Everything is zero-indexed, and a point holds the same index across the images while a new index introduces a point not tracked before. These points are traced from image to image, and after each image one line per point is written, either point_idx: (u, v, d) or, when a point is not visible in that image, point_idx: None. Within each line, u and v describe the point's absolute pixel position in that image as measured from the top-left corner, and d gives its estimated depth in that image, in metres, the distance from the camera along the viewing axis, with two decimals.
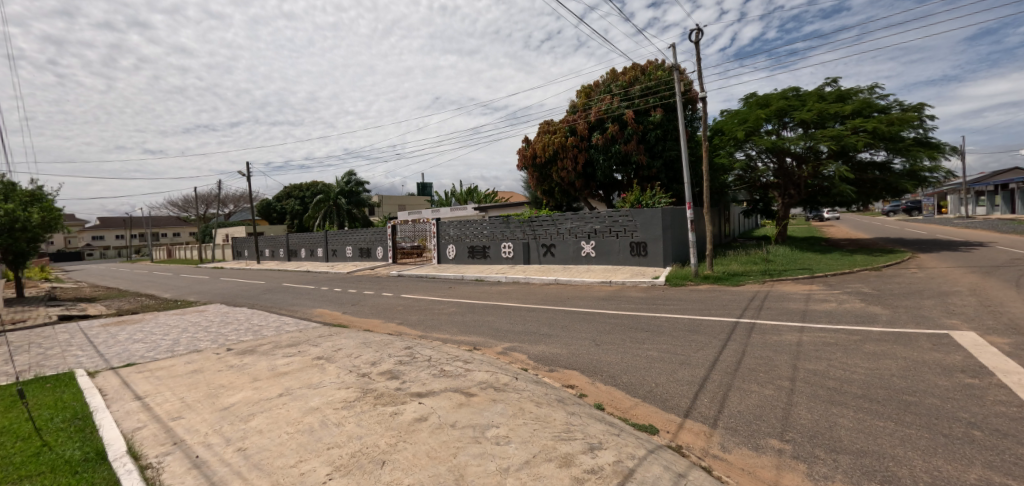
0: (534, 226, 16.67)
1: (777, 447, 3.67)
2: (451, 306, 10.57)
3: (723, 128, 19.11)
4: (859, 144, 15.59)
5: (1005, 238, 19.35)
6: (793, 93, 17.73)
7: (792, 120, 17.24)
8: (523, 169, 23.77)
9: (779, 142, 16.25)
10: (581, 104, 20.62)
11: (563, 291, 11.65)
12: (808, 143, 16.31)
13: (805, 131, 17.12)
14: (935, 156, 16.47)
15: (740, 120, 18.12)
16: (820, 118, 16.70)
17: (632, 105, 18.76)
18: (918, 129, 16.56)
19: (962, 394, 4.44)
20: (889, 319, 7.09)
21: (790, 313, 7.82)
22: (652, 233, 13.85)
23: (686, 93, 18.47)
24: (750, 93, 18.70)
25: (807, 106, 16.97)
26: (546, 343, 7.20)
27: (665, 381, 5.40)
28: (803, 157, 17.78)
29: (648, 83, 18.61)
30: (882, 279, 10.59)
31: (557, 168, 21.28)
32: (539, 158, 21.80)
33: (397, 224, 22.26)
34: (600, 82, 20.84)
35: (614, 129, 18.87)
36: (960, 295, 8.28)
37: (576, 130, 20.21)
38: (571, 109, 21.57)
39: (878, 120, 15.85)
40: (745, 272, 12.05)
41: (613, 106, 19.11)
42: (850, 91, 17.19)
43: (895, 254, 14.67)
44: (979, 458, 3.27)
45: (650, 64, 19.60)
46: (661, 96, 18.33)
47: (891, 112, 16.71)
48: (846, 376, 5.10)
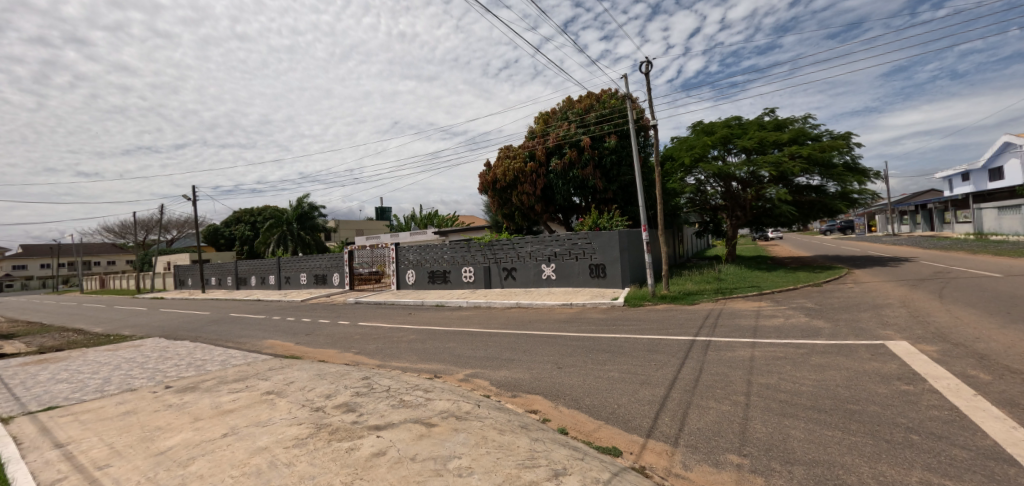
0: (494, 250, 16.66)
1: (736, 462, 3.74)
2: (410, 333, 10.24)
3: (673, 154, 20.12)
4: (795, 170, 16.87)
5: (927, 254, 21.14)
6: (735, 122, 19.01)
7: (735, 146, 18.41)
8: (483, 193, 23.90)
9: (724, 168, 17.31)
10: (540, 130, 21.10)
11: (524, 315, 11.64)
12: (750, 168, 17.47)
13: (748, 157, 18.28)
14: (863, 180, 17.95)
15: (688, 147, 19.24)
16: (761, 145, 17.93)
17: (588, 131, 19.40)
18: (847, 155, 18.06)
19: (901, 400, 4.74)
20: (831, 332, 7.50)
21: (743, 330, 8.13)
22: (610, 254, 14.21)
23: (639, 120, 19.32)
24: (697, 121, 19.91)
25: (748, 134, 18.22)
26: (508, 368, 7.09)
27: (628, 401, 5.44)
28: (747, 182, 18.94)
29: (603, 111, 19.31)
30: (822, 294, 11.26)
31: (517, 192, 21.56)
32: (500, 182, 22.02)
33: (354, 249, 21.51)
34: (557, 109, 21.47)
35: (571, 155, 19.42)
36: (891, 307, 8.94)
37: (536, 156, 20.66)
38: (529, 135, 22.05)
39: (812, 148, 17.19)
40: (699, 291, 12.50)
41: (570, 132, 19.67)
42: (786, 121, 18.59)
43: (832, 271, 15.71)
44: (919, 461, 3.49)
45: (605, 93, 20.43)
46: (615, 123, 19.04)
47: (823, 140, 18.17)
48: (795, 388, 5.32)
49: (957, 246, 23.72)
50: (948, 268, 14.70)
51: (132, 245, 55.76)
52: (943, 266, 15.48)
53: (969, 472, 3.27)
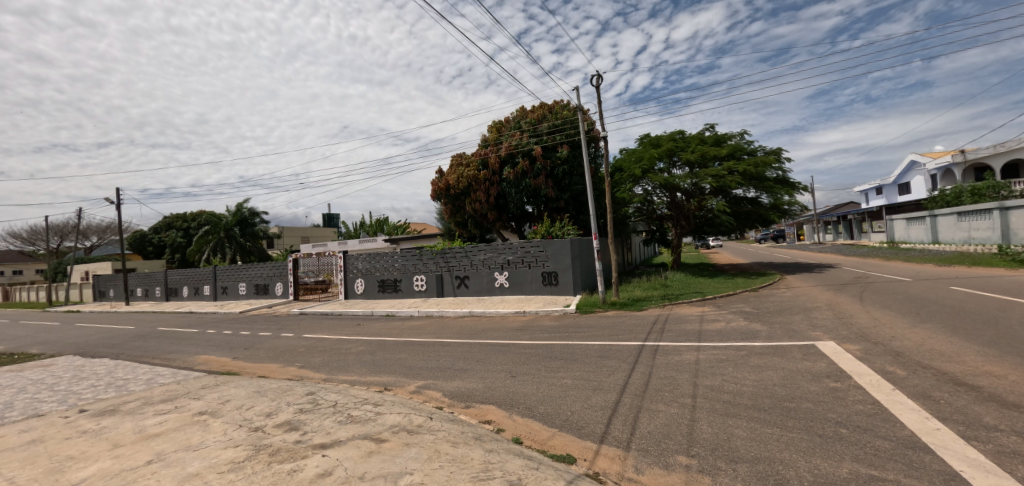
0: (447, 258, 16.47)
1: (685, 463, 3.86)
2: (359, 345, 9.83)
3: (622, 165, 20.87)
4: (733, 183, 18.00)
5: (848, 261, 23.16)
6: (679, 136, 20.02)
7: (679, 159, 19.39)
8: (436, 200, 23.63)
9: (669, 179, 18.19)
10: (493, 139, 21.25)
11: (477, 323, 11.54)
12: (693, 180, 18.47)
13: (691, 170, 19.30)
14: (792, 193, 19.43)
15: (636, 159, 20.02)
16: (703, 159, 18.99)
17: (541, 141, 19.72)
18: (778, 170, 19.49)
19: (831, 396, 5.09)
20: (767, 334, 7.98)
21: (688, 334, 8.48)
22: (561, 262, 14.44)
23: (589, 132, 19.89)
24: (644, 134, 20.80)
25: (691, 148, 19.26)
26: (462, 379, 6.96)
27: (581, 408, 5.48)
28: (690, 193, 20.00)
29: (555, 121, 19.72)
30: (759, 299, 11.99)
31: (470, 200, 21.50)
32: (452, 190, 21.86)
33: (299, 257, 20.47)
34: (510, 118, 21.69)
35: (524, 164, 19.64)
36: (820, 309, 9.65)
37: (489, 164, 20.72)
38: (482, 143, 22.08)
39: (747, 162, 18.42)
40: (647, 298, 12.94)
41: (523, 141, 19.94)
42: (725, 136, 19.80)
43: (767, 277, 16.85)
44: (848, 453, 3.77)
45: (557, 104, 20.81)
46: (567, 133, 19.48)
47: (757, 155, 19.52)
48: (737, 389, 5.59)
49: (873, 254, 26.18)
50: (865, 273, 16.17)
51: (42, 253, 50.16)
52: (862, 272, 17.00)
53: (891, 462, 3.57)
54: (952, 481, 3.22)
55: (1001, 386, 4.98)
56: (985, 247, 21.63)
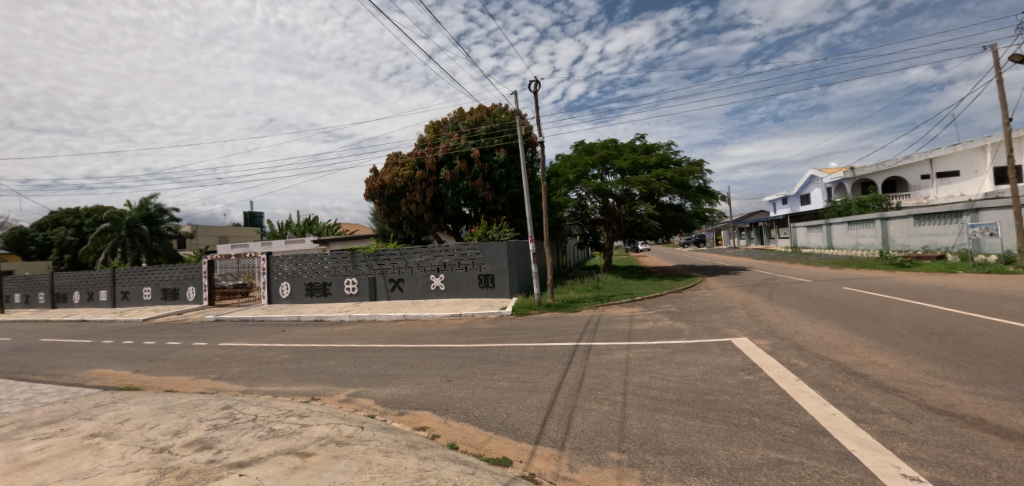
0: (380, 260, 15.94)
1: (616, 458, 3.99)
2: (283, 353, 9.21)
3: (558, 170, 21.49)
4: (661, 190, 19.19)
5: (759, 264, 25.49)
6: (612, 144, 21.00)
7: (612, 167, 20.35)
8: (370, 199, 22.84)
9: (602, 185, 19.03)
10: (429, 139, 20.98)
11: (413, 327, 11.26)
12: (625, 186, 19.46)
13: (623, 177, 20.32)
14: (712, 201, 21.04)
15: (572, 164, 20.73)
16: (633, 166, 20.08)
17: (478, 143, 19.76)
18: (700, 179, 21.03)
19: (745, 388, 5.54)
20: (690, 332, 8.54)
21: (619, 334, 8.84)
22: (498, 265, 14.55)
23: (527, 136, 20.28)
24: (578, 141, 21.59)
25: (623, 156, 20.28)
26: (395, 385, 6.74)
27: (517, 410, 5.50)
28: (621, 199, 21.03)
29: (493, 124, 19.86)
30: (683, 299, 12.82)
31: (405, 201, 21.03)
32: (387, 190, 21.26)
33: (215, 259, 18.78)
34: (448, 119, 21.56)
35: (461, 166, 19.58)
36: (735, 308, 10.49)
37: (425, 164, 20.41)
38: (419, 143, 21.72)
39: (673, 171, 19.72)
40: (580, 299, 13.36)
41: (461, 143, 19.86)
42: (654, 146, 21.03)
43: (689, 278, 18.09)
44: (761, 440, 4.10)
45: (495, 107, 20.99)
46: (504, 137, 19.70)
47: (682, 164, 20.93)
48: (663, 385, 5.90)
49: (780, 258, 29.02)
50: (773, 276, 17.89)
51: None
52: (771, 274, 18.79)
53: (796, 446, 3.94)
54: (845, 461, 3.61)
55: (882, 374, 5.67)
56: (869, 253, 24.76)
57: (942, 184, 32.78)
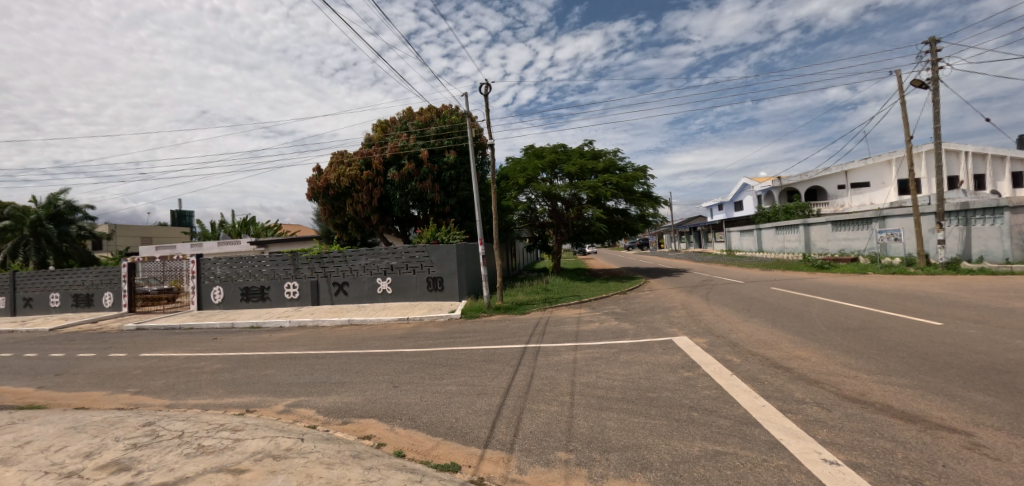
0: (324, 263, 15.33)
1: (564, 458, 4.04)
2: (214, 362, 8.58)
3: (508, 173, 21.71)
4: (607, 194, 19.87)
5: (697, 266, 27.00)
6: (561, 149, 21.51)
7: (560, 171, 20.88)
8: (314, 199, 21.94)
9: (551, 189, 19.44)
10: (377, 138, 20.48)
11: (359, 332, 10.89)
12: (573, 190, 19.97)
13: (571, 181, 20.86)
14: (655, 206, 22.01)
15: (522, 168, 21.05)
16: (581, 171, 20.67)
17: (428, 144, 19.51)
18: (645, 185, 21.93)
19: (685, 384, 5.82)
20: (634, 332, 8.86)
21: (567, 335, 9.01)
22: (447, 268, 14.44)
23: (477, 138, 20.30)
24: (528, 146, 21.95)
25: (571, 161, 20.83)
26: (338, 393, 6.48)
27: (465, 414, 5.46)
28: (570, 202, 21.55)
29: (443, 125, 19.70)
30: (627, 300, 13.31)
31: (351, 201, 20.38)
32: (332, 190, 20.52)
33: (137, 262, 17.19)
34: (397, 118, 21.16)
35: (410, 167, 19.20)
36: (676, 309, 11.02)
37: (372, 164, 19.89)
38: (366, 142, 21.14)
39: (619, 177, 20.47)
40: (529, 301, 13.52)
41: (409, 143, 19.51)
42: (601, 152, 21.73)
43: (634, 280, 18.83)
44: (699, 433, 4.32)
45: (446, 108, 20.85)
46: (455, 138, 19.58)
47: (627, 170, 21.78)
48: (609, 384, 6.07)
49: (718, 260, 30.89)
50: (710, 277, 19.01)
51: None
52: (708, 276, 19.95)
53: (731, 437, 4.18)
54: (774, 449, 3.87)
55: (805, 367, 6.14)
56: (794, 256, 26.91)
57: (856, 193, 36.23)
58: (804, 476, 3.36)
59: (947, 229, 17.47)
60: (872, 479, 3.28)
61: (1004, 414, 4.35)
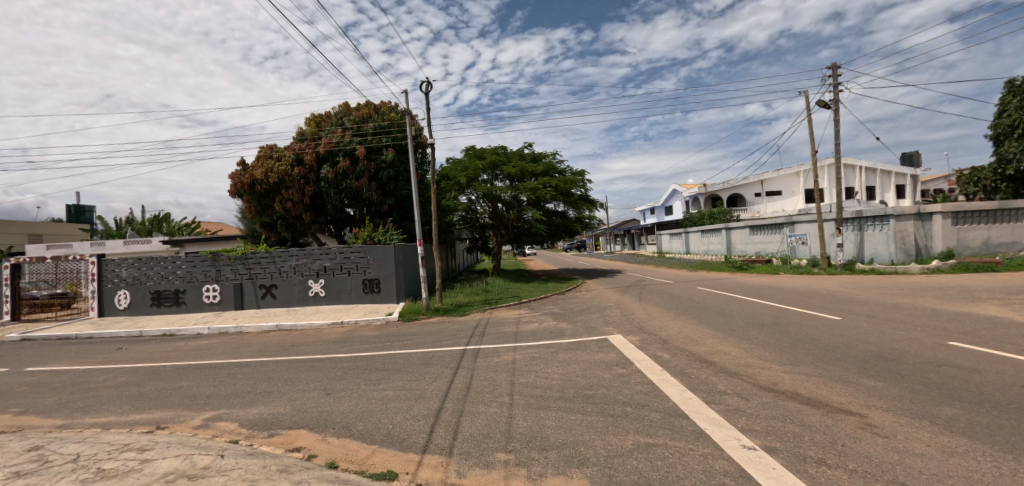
0: (249, 265, 14.32)
1: (503, 459, 4.05)
2: (116, 375, 7.69)
3: (449, 173, 21.58)
4: (546, 197, 20.34)
5: (631, 267, 28.40)
6: (502, 150, 21.77)
7: (501, 172, 21.21)
8: (238, 196, 20.51)
9: (491, 190, 19.60)
10: (309, 133, 19.46)
11: (289, 337, 10.27)
12: (513, 192, 20.24)
13: (511, 183, 21.18)
14: (592, 209, 22.82)
15: (462, 168, 21.04)
16: (521, 173, 21.02)
17: (365, 141, 18.84)
18: (582, 188, 22.67)
19: (620, 380, 6.06)
20: (572, 332, 9.11)
21: (506, 336, 9.08)
22: (384, 269, 14.06)
23: (417, 137, 19.95)
24: (469, 146, 21.95)
25: (511, 163, 21.15)
26: (264, 403, 6.05)
27: (402, 419, 5.31)
28: (510, 204, 21.81)
29: (381, 122, 19.12)
30: (565, 300, 13.67)
31: (280, 198, 19.23)
32: (259, 186, 19.29)
33: (21, 263, 14.90)
34: (332, 113, 20.28)
35: (345, 164, 18.40)
36: (611, 308, 11.47)
37: (304, 160, 18.90)
38: (298, 136, 20.07)
39: (558, 180, 21.04)
40: (469, 303, 13.47)
41: (345, 139, 18.72)
42: (541, 155, 22.19)
43: (571, 281, 19.39)
44: (633, 427, 4.50)
45: (384, 105, 20.31)
46: (393, 136, 19.04)
47: (566, 174, 22.41)
48: (548, 383, 6.19)
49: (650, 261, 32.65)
50: (642, 277, 20.06)
51: None
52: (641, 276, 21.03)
53: (662, 429, 4.40)
54: (700, 438, 4.13)
55: (727, 361, 6.60)
56: (717, 257, 29.09)
57: (770, 201, 39.86)
58: (726, 462, 3.61)
59: (845, 234, 19.73)
60: (784, 460, 3.59)
61: (888, 396, 4.97)
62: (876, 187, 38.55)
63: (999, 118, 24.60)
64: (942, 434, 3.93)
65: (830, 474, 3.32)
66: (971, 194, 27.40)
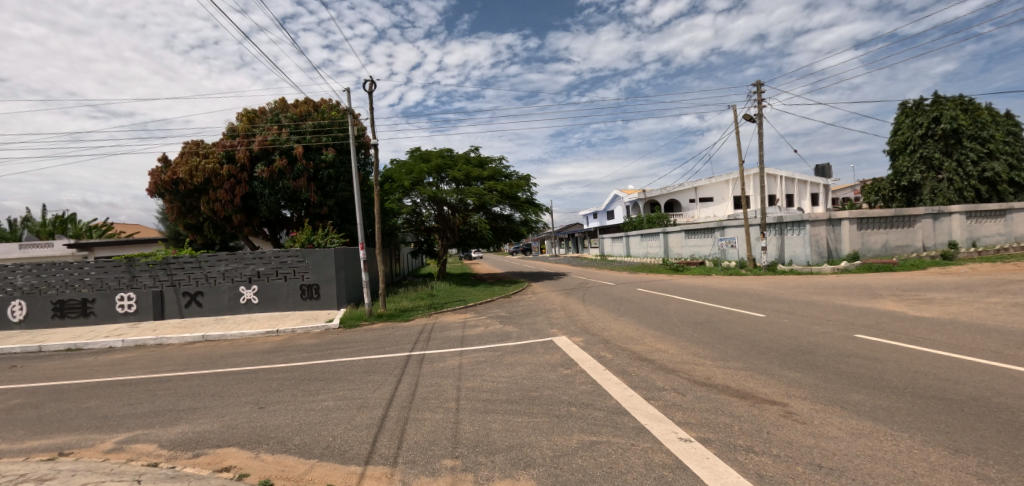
0: (171, 270, 13.17)
1: (449, 465, 3.99)
2: (6, 397, 6.74)
3: (393, 175, 21.06)
4: (492, 201, 20.42)
5: (575, 270, 29.15)
6: (448, 153, 21.61)
7: (447, 176, 21.00)
8: (157, 195, 18.83)
9: (437, 193, 19.35)
10: (242, 129, 18.25)
11: (219, 348, 9.53)
12: (459, 196, 20.11)
13: (457, 186, 21.04)
14: (538, 213, 23.19)
15: (407, 171, 20.59)
16: (467, 177, 20.96)
17: (303, 139, 17.96)
18: (528, 193, 22.98)
19: (565, 381, 6.18)
20: (517, 334, 9.20)
21: (452, 341, 9.00)
22: (324, 274, 13.48)
23: (359, 137, 19.31)
24: (415, 148, 21.56)
25: (457, 166, 21.04)
26: (189, 421, 5.57)
27: (343, 430, 5.09)
28: (456, 208, 21.65)
29: (320, 120, 18.33)
30: (511, 303, 13.79)
31: (207, 199, 17.84)
32: (182, 185, 17.82)
33: None
34: (267, 109, 19.17)
35: (282, 163, 17.41)
36: (556, 310, 11.72)
37: (235, 158, 17.67)
38: (228, 132, 18.77)
39: (504, 184, 21.17)
40: (414, 308, 13.20)
41: (281, 137, 17.74)
42: (487, 159, 22.26)
43: (518, 284, 19.56)
44: (578, 426, 4.61)
45: (325, 103, 19.52)
46: (334, 136, 18.32)
47: (512, 178, 22.63)
48: (493, 386, 6.19)
49: (594, 264, 33.71)
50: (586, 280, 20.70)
51: None
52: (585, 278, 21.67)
53: (605, 427, 4.54)
54: (641, 434, 4.30)
55: (665, 359, 6.94)
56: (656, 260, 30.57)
57: (703, 207, 42.60)
58: (665, 455, 3.78)
59: (768, 238, 21.43)
60: (716, 450, 3.82)
61: (805, 386, 5.44)
62: (795, 195, 42.35)
63: (894, 136, 27.98)
64: (850, 418, 4.36)
65: (757, 460, 3.58)
66: (874, 202, 30.62)
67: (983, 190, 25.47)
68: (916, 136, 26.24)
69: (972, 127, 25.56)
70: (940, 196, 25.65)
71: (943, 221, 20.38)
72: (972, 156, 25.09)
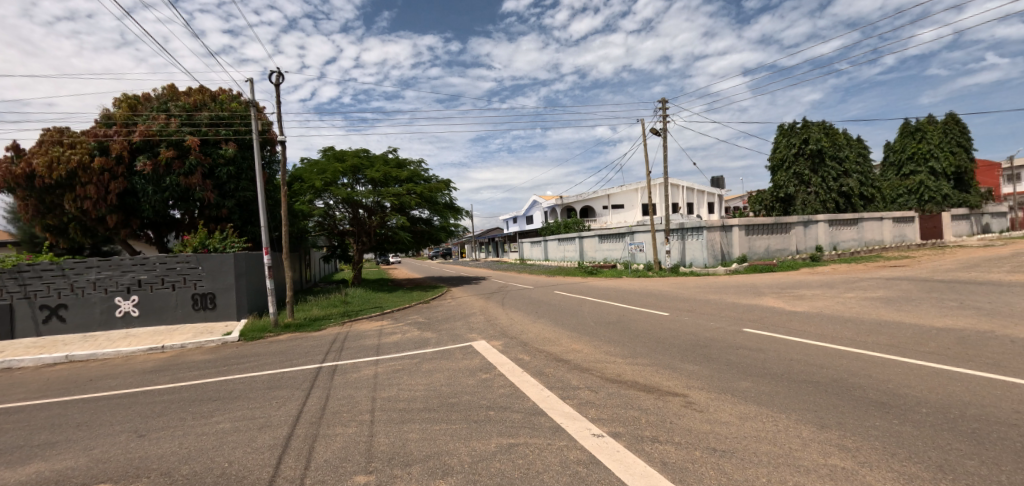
0: (23, 280, 11.08)
1: (363, 481, 3.81)
2: None
3: (302, 175, 19.68)
4: (411, 203, 20.02)
5: (496, 274, 29.51)
6: (364, 154, 20.80)
7: (363, 177, 20.19)
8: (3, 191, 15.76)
9: (352, 195, 18.52)
10: (119, 118, 15.98)
11: (89, 369, 8.21)
12: (376, 197, 19.46)
13: (374, 188, 20.32)
14: (458, 217, 23.10)
15: (319, 171, 19.37)
16: (384, 179, 20.30)
17: (197, 132, 16.20)
18: (449, 196, 22.80)
19: (484, 386, 6.19)
20: (436, 340, 9.04)
21: (367, 349, 8.61)
22: (222, 282, 12.21)
23: (264, 133, 17.88)
24: (328, 147, 20.44)
25: (375, 167, 20.30)
26: (44, 459, 4.70)
27: (241, 454, 4.62)
28: (372, 210, 20.91)
29: (218, 112, 16.73)
30: (430, 309, 13.56)
31: (72, 196, 15.29)
32: (39, 179, 15.11)
33: None
34: (152, 96, 17.03)
35: (170, 157, 15.50)
36: (476, 315, 11.71)
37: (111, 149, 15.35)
38: (101, 119, 16.31)
39: (423, 187, 20.84)
40: (325, 316, 12.41)
41: (169, 128, 15.81)
42: (406, 162, 21.76)
43: (438, 289, 19.29)
44: (496, 430, 4.64)
45: (224, 93, 17.81)
46: (235, 129, 16.80)
47: (432, 181, 22.36)
48: (411, 395, 6.01)
49: (515, 267, 34.33)
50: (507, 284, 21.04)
51: None
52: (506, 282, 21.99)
53: (524, 429, 4.63)
54: (558, 432, 4.44)
55: (579, 358, 7.24)
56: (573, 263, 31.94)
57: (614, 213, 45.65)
58: (579, 451, 3.94)
59: (672, 242, 23.36)
60: (625, 443, 4.06)
61: (701, 377, 6.00)
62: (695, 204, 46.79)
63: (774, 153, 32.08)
64: (739, 404, 4.89)
65: (660, 449, 3.86)
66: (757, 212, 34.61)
67: (842, 202, 30.13)
68: (791, 155, 30.33)
69: (832, 148, 30.34)
70: (810, 207, 29.74)
71: (812, 228, 23.72)
72: (833, 173, 29.76)
